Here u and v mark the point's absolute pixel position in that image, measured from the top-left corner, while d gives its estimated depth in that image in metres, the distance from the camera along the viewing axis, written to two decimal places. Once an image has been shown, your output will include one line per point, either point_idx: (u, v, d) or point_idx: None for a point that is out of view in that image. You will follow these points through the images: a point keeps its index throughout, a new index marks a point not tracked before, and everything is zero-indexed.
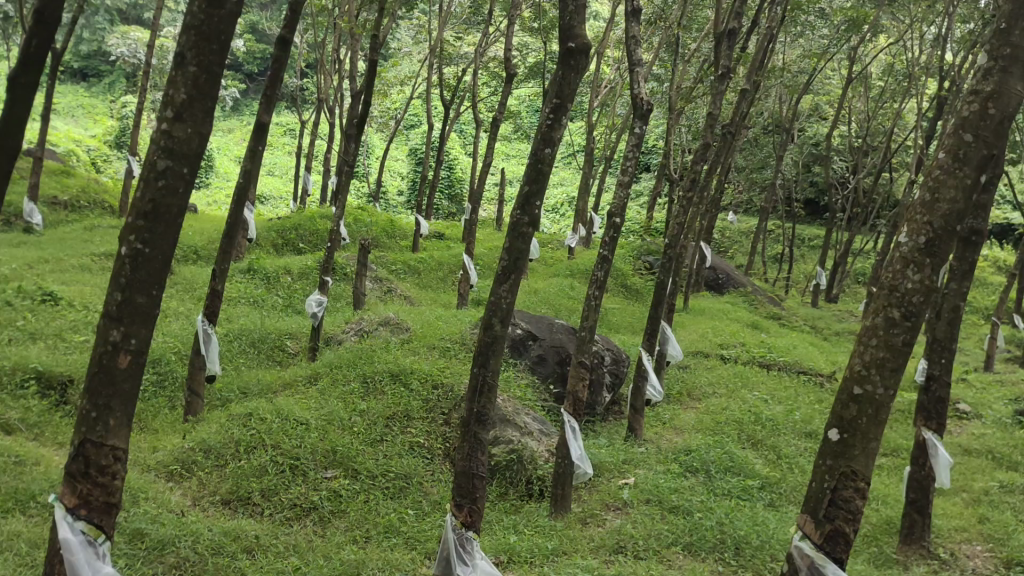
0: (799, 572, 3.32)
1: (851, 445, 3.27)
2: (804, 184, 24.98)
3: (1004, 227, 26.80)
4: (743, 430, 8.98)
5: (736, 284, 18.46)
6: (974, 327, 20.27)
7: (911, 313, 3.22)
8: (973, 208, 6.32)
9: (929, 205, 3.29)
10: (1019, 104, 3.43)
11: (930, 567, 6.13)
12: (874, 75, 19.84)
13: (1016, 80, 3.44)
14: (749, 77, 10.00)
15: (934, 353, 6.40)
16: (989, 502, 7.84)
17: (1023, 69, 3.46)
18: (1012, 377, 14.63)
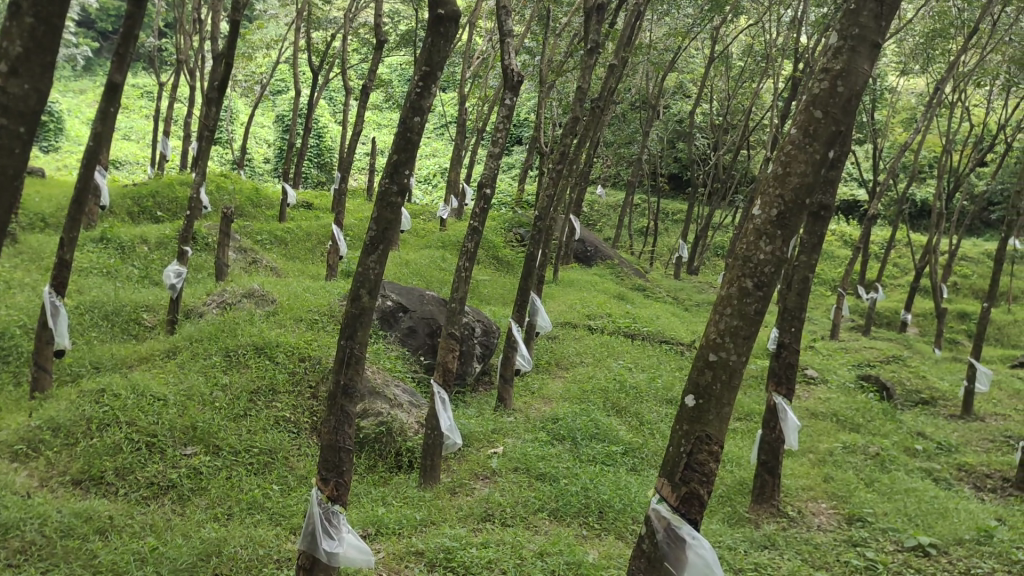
0: (657, 533, 3.45)
1: (706, 410, 3.40)
2: (669, 159, 25.80)
3: (850, 203, 28.56)
4: (609, 398, 9.23)
5: (603, 256, 18.88)
6: (822, 299, 21.57)
7: (762, 283, 3.36)
8: (823, 184, 6.62)
9: (781, 178, 3.40)
10: (865, 84, 3.51)
11: (779, 524, 6.50)
12: (735, 55, 20.58)
13: (864, 60, 3.50)
14: (617, 51, 10.16)
15: (786, 322, 6.75)
16: (832, 461, 8.38)
17: (871, 49, 3.52)
18: (856, 344, 15.66)
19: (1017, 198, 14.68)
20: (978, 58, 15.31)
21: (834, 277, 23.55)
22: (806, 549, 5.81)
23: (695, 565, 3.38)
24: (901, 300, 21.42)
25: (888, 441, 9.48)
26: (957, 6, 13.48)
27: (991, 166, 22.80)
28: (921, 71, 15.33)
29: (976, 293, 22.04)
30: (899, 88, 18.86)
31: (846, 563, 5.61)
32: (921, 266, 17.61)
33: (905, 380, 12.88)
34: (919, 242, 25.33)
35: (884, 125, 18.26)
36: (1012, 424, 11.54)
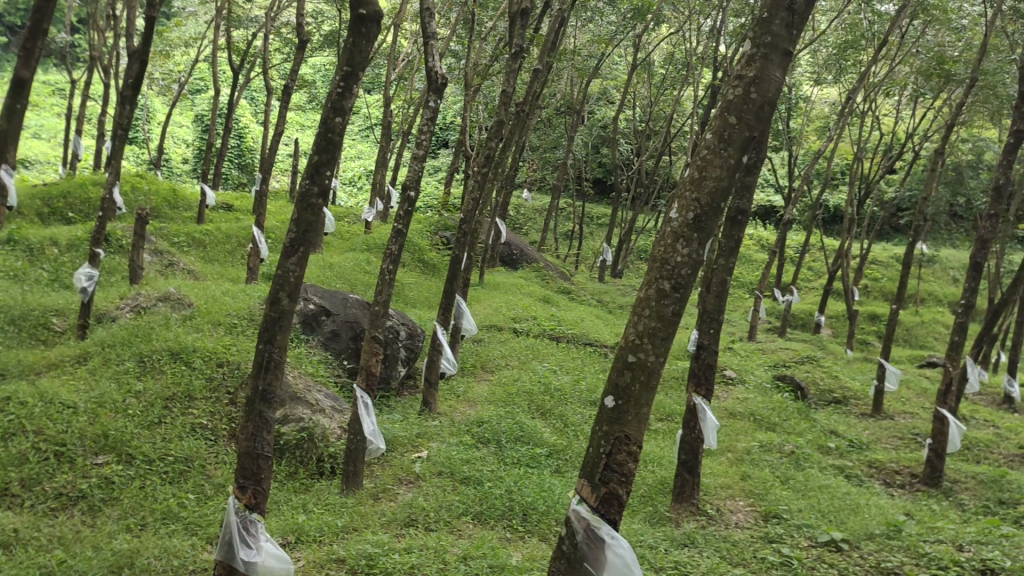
0: (576, 534, 3.47)
1: (625, 411, 3.44)
2: (593, 164, 26.08)
3: (767, 209, 29.35)
4: (533, 401, 9.27)
5: (529, 260, 18.96)
6: (740, 302, 22.12)
7: (679, 284, 3.42)
8: (740, 189, 6.76)
9: (697, 182, 3.45)
10: (776, 91, 3.58)
11: (699, 522, 6.62)
12: (657, 62, 20.93)
13: (775, 68, 3.57)
14: (542, 55, 10.22)
15: (704, 324, 6.85)
16: (750, 460, 8.59)
17: (781, 57, 3.60)
18: (773, 346, 16.09)
19: (923, 205, 15.29)
20: (888, 69, 15.91)
21: (751, 280, 24.17)
22: (724, 547, 5.93)
23: (614, 566, 3.40)
24: (816, 303, 22.10)
25: (803, 439, 9.76)
26: (869, 18, 13.97)
27: (899, 174, 23.72)
28: (835, 81, 15.85)
29: (885, 295, 22.90)
30: (814, 98, 19.46)
31: (763, 559, 5.74)
32: (835, 269, 18.20)
33: (819, 380, 13.29)
34: (832, 246, 26.17)
35: (800, 132, 18.80)
36: (919, 421, 12.02)
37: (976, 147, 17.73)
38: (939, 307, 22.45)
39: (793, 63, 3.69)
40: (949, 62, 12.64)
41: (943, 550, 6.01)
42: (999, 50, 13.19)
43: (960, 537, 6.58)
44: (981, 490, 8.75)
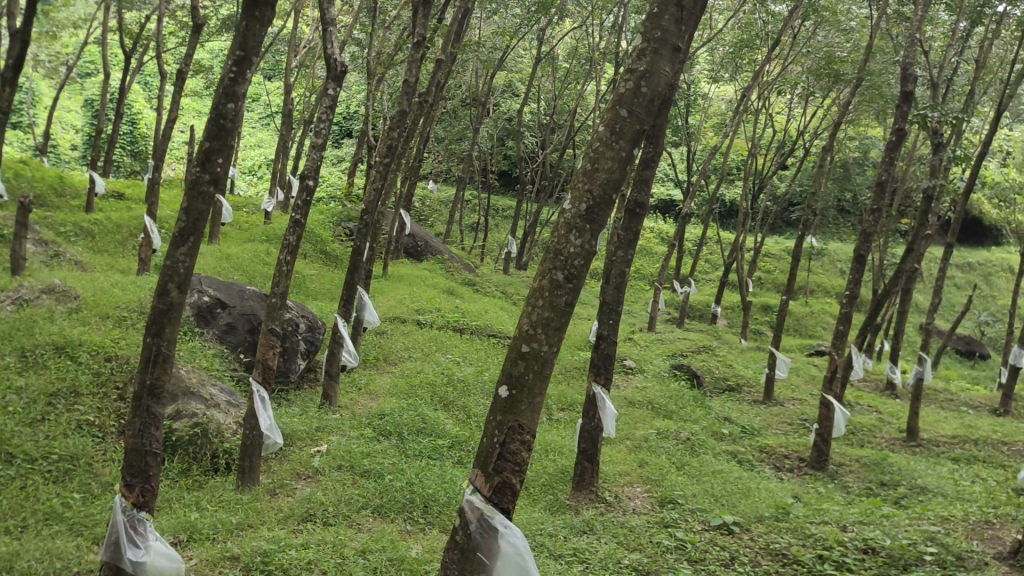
0: (469, 525, 3.45)
1: (518, 400, 3.47)
2: (498, 156, 26.15)
3: (667, 203, 30.05)
4: (436, 392, 9.25)
5: (433, 251, 18.87)
6: (641, 294, 22.60)
7: (572, 275, 3.46)
8: (639, 182, 6.86)
9: (589, 174, 3.47)
10: (667, 86, 3.62)
11: (597, 509, 6.74)
12: (561, 56, 21.11)
13: (665, 62, 3.61)
14: (446, 45, 10.15)
15: (604, 315, 6.93)
16: (648, 447, 8.79)
17: (671, 52, 3.63)
18: (671, 336, 16.50)
19: (813, 200, 15.92)
20: (781, 68, 16.47)
21: (651, 272, 24.71)
22: (621, 533, 6.05)
23: (508, 555, 3.39)
24: (713, 295, 22.78)
25: (698, 427, 10.04)
26: (763, 19, 14.41)
27: (791, 170, 24.63)
28: (731, 79, 16.30)
29: (778, 287, 23.77)
30: (711, 95, 19.99)
31: (659, 543, 5.89)
32: (730, 262, 18.75)
33: (715, 369, 13.71)
34: (728, 239, 26.99)
35: (698, 128, 19.29)
36: (808, 408, 12.53)
37: (862, 145, 18.55)
38: (827, 298, 23.44)
39: (680, 58, 3.70)
40: (837, 62, 13.18)
41: (827, 531, 6.30)
42: (883, 52, 13.81)
43: (844, 517, 6.89)
44: (864, 472, 9.18)
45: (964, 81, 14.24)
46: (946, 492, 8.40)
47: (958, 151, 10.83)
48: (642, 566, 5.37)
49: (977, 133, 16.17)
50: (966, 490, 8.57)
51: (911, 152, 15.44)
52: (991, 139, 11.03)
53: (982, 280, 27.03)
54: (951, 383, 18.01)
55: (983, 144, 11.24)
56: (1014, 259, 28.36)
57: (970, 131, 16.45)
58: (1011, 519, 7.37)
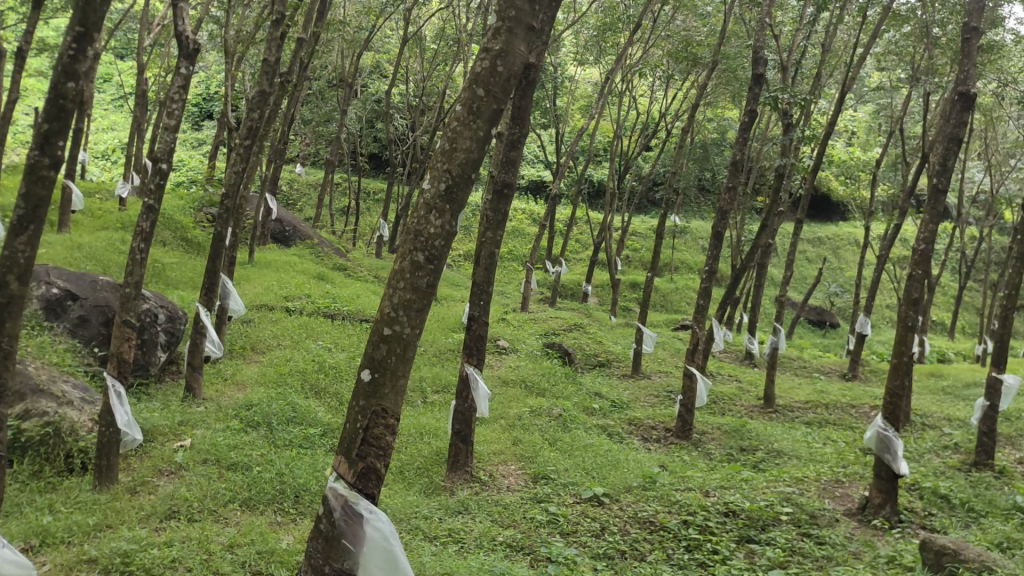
0: (334, 512, 3.40)
1: (381, 384, 3.45)
2: (368, 138, 25.71)
3: (537, 184, 30.37)
4: (307, 380, 9.07)
5: (302, 236, 18.41)
6: (514, 276, 22.85)
7: (433, 256, 3.45)
8: (506, 163, 6.82)
9: (448, 153, 3.43)
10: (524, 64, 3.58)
11: (472, 488, 6.78)
12: (427, 37, 20.87)
13: (523, 41, 3.56)
14: (307, 24, 9.83)
15: (475, 296, 6.93)
16: (522, 425, 8.88)
17: (529, 30, 3.58)
18: (544, 315, 16.74)
19: (675, 180, 16.41)
20: (642, 51, 16.87)
21: (522, 252, 24.98)
22: (496, 510, 6.11)
23: (374, 539, 3.35)
24: (583, 274, 23.26)
25: (570, 403, 10.24)
26: (625, 3, 14.69)
27: (655, 152, 25.35)
28: (596, 62, 16.59)
29: (644, 265, 24.51)
30: (577, 77, 20.25)
31: (532, 518, 5.98)
32: (599, 241, 19.15)
33: (585, 347, 14.01)
34: (597, 219, 27.57)
35: (565, 111, 19.50)
36: (673, 380, 13.01)
37: (720, 126, 19.28)
38: (690, 274, 24.35)
39: (535, 35, 3.62)
40: (695, 46, 13.62)
41: (692, 497, 6.58)
42: (737, 37, 14.35)
43: (707, 483, 7.20)
44: (725, 439, 9.61)
45: (811, 64, 15.00)
46: (799, 454, 8.91)
47: (806, 131, 11.41)
48: (516, 542, 5.46)
49: (825, 114, 17.02)
50: (818, 451, 9.11)
51: (765, 134, 16.13)
52: (836, 120, 11.66)
53: (831, 253, 28.68)
54: (805, 351, 19.07)
55: (830, 125, 11.83)
56: (859, 233, 30.21)
57: (818, 112, 17.36)
58: (857, 476, 7.90)
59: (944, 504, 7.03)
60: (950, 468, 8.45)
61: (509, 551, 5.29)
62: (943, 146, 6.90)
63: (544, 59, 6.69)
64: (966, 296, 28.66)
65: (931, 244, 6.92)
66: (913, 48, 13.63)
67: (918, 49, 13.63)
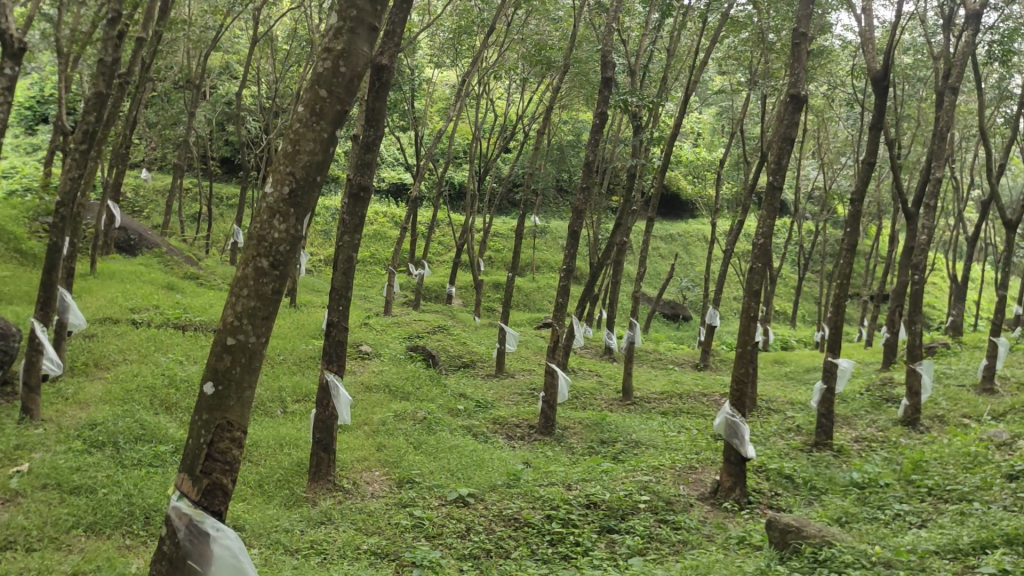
0: (177, 532, 3.30)
1: (226, 396, 3.35)
2: (219, 141, 24.78)
3: (397, 186, 30.16)
4: (157, 395, 8.66)
5: (149, 244, 17.55)
6: (375, 280, 22.63)
7: (278, 262, 3.37)
8: (361, 164, 6.67)
9: (291, 156, 3.34)
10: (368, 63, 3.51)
11: (335, 498, 6.65)
12: (279, 38, 20.30)
13: (368, 40, 3.48)
14: (148, 23, 9.35)
15: (333, 302, 6.77)
16: (386, 430, 8.78)
17: (374, 28, 3.50)
18: (407, 318, 16.65)
19: (532, 181, 16.64)
20: (498, 54, 17.00)
21: (384, 255, 24.77)
22: (360, 518, 6.02)
23: (221, 558, 3.30)
24: (446, 276, 23.28)
25: (434, 405, 10.21)
26: (478, 7, 14.74)
27: (513, 153, 25.68)
28: (452, 64, 16.61)
29: (506, 265, 24.78)
30: (434, 79, 20.21)
31: (397, 524, 5.92)
32: (461, 243, 19.19)
33: (449, 348, 14.02)
34: (458, 221, 27.63)
35: (424, 112, 19.40)
36: (536, 377, 13.21)
37: (575, 128, 19.71)
38: (551, 273, 24.81)
39: (379, 35, 3.53)
40: (548, 49, 13.88)
41: (554, 491, 6.70)
42: (588, 41, 14.68)
43: (569, 477, 7.35)
44: (587, 432, 9.83)
45: (658, 68, 15.55)
46: (656, 443, 9.24)
47: (655, 132, 11.83)
48: (381, 549, 5.40)
49: (672, 116, 17.69)
50: (673, 440, 9.47)
51: (617, 136, 16.61)
52: (682, 122, 12.15)
53: (683, 249, 29.89)
54: (661, 344, 19.78)
55: (677, 126, 12.29)
56: (707, 229, 31.60)
57: (666, 114, 18.01)
58: (709, 461, 8.27)
59: (789, 484, 7.46)
60: (793, 449, 8.97)
61: (374, 559, 5.23)
62: (779, 146, 7.29)
63: (396, 60, 6.62)
64: (806, 286, 30.47)
65: (770, 239, 7.30)
66: (751, 53, 14.35)
67: (756, 54, 14.35)
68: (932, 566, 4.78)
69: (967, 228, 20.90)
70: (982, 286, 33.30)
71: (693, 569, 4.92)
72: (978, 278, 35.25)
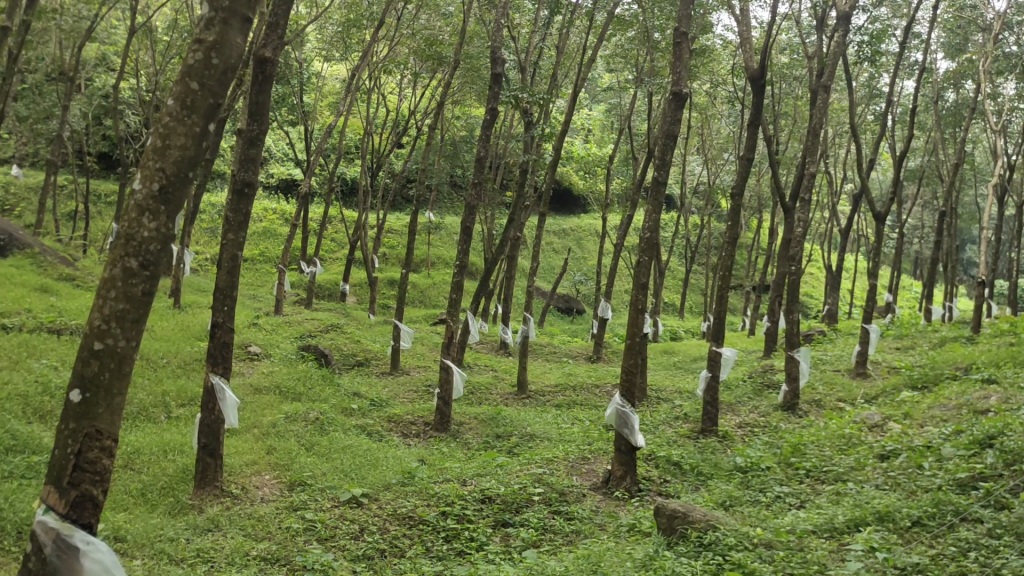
0: (43, 548, 3.13)
1: (94, 404, 3.21)
2: (96, 136, 23.64)
3: (287, 182, 29.48)
4: (30, 404, 8.21)
5: (21, 244, 16.60)
6: (265, 279, 22.07)
7: (148, 262, 3.25)
8: (245, 160, 6.47)
9: (160, 151, 3.21)
10: (242, 56, 3.40)
11: (223, 503, 6.46)
12: (159, 28, 19.51)
13: (240, 30, 3.37)
14: (14, 11, 8.80)
15: (217, 302, 6.56)
16: (276, 432, 8.57)
17: (246, 19, 3.40)
18: (298, 316, 16.32)
19: (425, 176, 16.54)
20: (388, 48, 16.81)
21: (273, 253, 24.19)
22: (249, 524, 5.86)
23: (93, 572, 3.16)
24: (339, 274, 22.94)
25: (326, 405, 10.04)
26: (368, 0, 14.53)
27: (406, 148, 25.49)
28: (342, 58, 16.34)
29: (400, 262, 24.59)
30: (324, 74, 19.84)
31: (288, 528, 5.80)
32: (354, 239, 18.92)
33: (342, 347, 13.81)
34: (351, 217, 27.25)
35: (313, 107, 19.02)
36: (431, 374, 13.16)
37: (467, 124, 19.72)
38: (446, 270, 24.76)
39: (253, 26, 3.43)
40: (438, 45, 13.78)
41: (449, 488, 6.69)
42: (479, 36, 14.68)
43: (464, 472, 7.36)
44: (482, 427, 9.86)
45: (548, 65, 15.72)
46: (550, 435, 9.35)
47: (546, 129, 11.93)
48: (271, 554, 5.28)
49: (563, 112, 17.90)
50: (566, 431, 9.61)
51: (509, 131, 16.70)
52: (571, 119, 12.30)
53: (575, 244, 30.34)
54: (555, 337, 20.05)
55: (567, 123, 12.42)
56: (599, 224, 32.15)
57: (557, 111, 18.22)
58: (601, 452, 8.42)
59: (678, 471, 7.67)
60: (681, 437, 9.23)
61: (264, 564, 5.10)
62: (663, 141, 7.48)
63: (280, 53, 6.47)
64: (693, 278, 31.41)
65: (657, 232, 7.48)
66: (638, 51, 14.64)
67: (642, 52, 14.66)
68: (809, 545, 5.00)
69: (840, 221, 21.94)
70: (855, 276, 35.03)
71: (586, 558, 4.99)
72: (851, 268, 37.07)
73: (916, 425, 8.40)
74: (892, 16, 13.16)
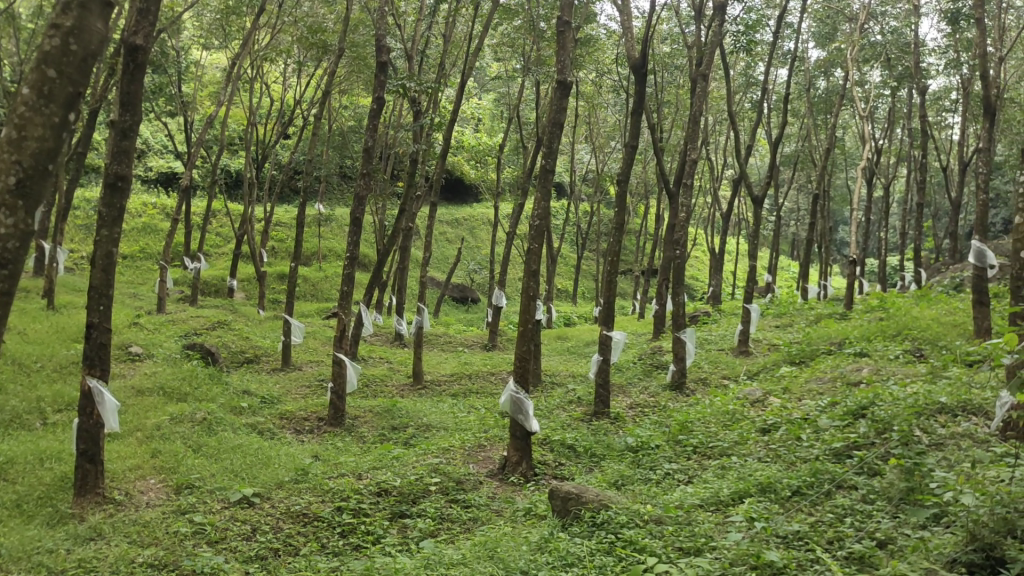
0: None
1: None
2: None
3: (167, 175, 28.38)
4: None
5: None
6: (147, 277, 21.24)
7: (6, 259, 3.10)
8: (118, 152, 6.16)
9: (15, 143, 3.03)
10: (103, 41, 3.27)
11: (105, 511, 6.20)
12: (22, 13, 18.39)
13: (98, 15, 3.23)
14: None
15: (92, 301, 6.26)
16: (161, 434, 8.26)
17: (103, 5, 3.26)
18: (182, 314, 15.77)
19: (312, 167, 16.21)
20: (270, 36, 16.35)
21: (155, 250, 23.29)
22: (134, 530, 5.64)
23: None
24: (226, 269, 22.28)
25: (215, 404, 9.73)
26: None
27: (292, 139, 24.91)
28: (221, 46, 15.80)
29: (290, 256, 24.08)
30: (203, 63, 19.14)
31: (176, 532, 5.61)
32: (240, 233, 18.38)
33: (229, 343, 13.42)
34: (237, 211, 26.48)
35: (192, 97, 18.34)
36: (323, 368, 12.95)
37: (355, 114, 19.41)
38: (337, 262, 24.39)
39: (113, 10, 3.30)
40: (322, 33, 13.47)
41: (343, 482, 6.60)
42: (364, 24, 14.45)
43: (358, 466, 7.27)
44: (377, 420, 9.77)
45: (436, 53, 15.63)
46: (446, 425, 9.35)
47: (434, 118, 11.85)
48: (158, 560, 5.10)
49: (451, 101, 17.85)
50: (462, 420, 9.62)
51: (397, 121, 16.53)
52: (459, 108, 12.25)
53: (468, 233, 30.35)
54: (449, 327, 20.05)
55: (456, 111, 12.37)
56: (490, 213, 32.25)
57: (446, 100, 18.15)
58: (497, 439, 8.47)
59: (572, 454, 7.80)
60: (576, 420, 9.38)
61: (151, 571, 4.93)
62: (550, 129, 7.53)
63: (152, 40, 6.18)
64: (585, 264, 31.92)
65: (546, 219, 7.54)
66: (524, 40, 14.65)
67: (529, 41, 14.73)
68: (697, 519, 5.17)
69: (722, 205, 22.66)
70: (738, 258, 36.31)
71: (482, 544, 5.02)
72: (734, 250, 38.39)
73: (795, 398, 8.77)
74: (765, 6, 13.63)
